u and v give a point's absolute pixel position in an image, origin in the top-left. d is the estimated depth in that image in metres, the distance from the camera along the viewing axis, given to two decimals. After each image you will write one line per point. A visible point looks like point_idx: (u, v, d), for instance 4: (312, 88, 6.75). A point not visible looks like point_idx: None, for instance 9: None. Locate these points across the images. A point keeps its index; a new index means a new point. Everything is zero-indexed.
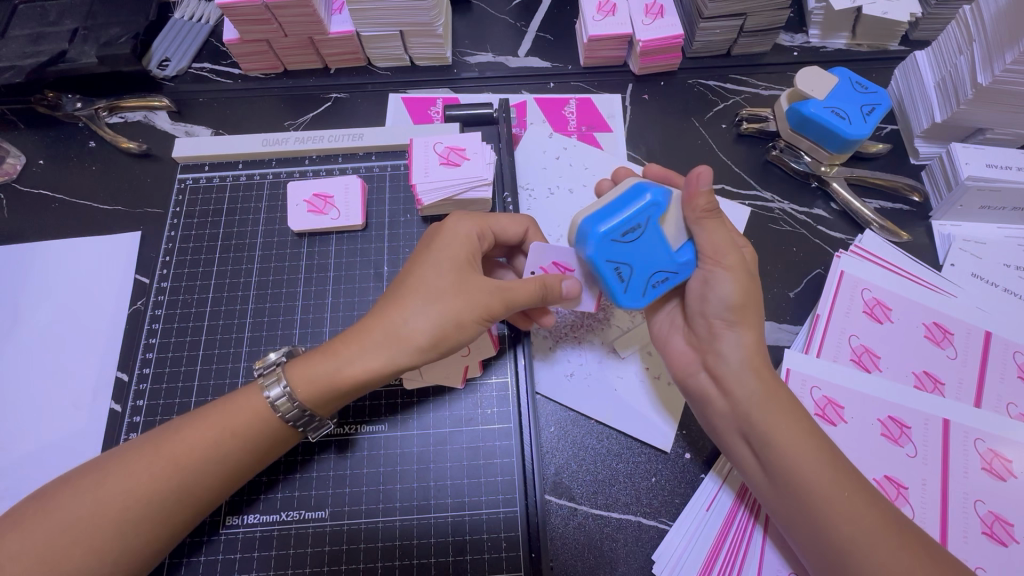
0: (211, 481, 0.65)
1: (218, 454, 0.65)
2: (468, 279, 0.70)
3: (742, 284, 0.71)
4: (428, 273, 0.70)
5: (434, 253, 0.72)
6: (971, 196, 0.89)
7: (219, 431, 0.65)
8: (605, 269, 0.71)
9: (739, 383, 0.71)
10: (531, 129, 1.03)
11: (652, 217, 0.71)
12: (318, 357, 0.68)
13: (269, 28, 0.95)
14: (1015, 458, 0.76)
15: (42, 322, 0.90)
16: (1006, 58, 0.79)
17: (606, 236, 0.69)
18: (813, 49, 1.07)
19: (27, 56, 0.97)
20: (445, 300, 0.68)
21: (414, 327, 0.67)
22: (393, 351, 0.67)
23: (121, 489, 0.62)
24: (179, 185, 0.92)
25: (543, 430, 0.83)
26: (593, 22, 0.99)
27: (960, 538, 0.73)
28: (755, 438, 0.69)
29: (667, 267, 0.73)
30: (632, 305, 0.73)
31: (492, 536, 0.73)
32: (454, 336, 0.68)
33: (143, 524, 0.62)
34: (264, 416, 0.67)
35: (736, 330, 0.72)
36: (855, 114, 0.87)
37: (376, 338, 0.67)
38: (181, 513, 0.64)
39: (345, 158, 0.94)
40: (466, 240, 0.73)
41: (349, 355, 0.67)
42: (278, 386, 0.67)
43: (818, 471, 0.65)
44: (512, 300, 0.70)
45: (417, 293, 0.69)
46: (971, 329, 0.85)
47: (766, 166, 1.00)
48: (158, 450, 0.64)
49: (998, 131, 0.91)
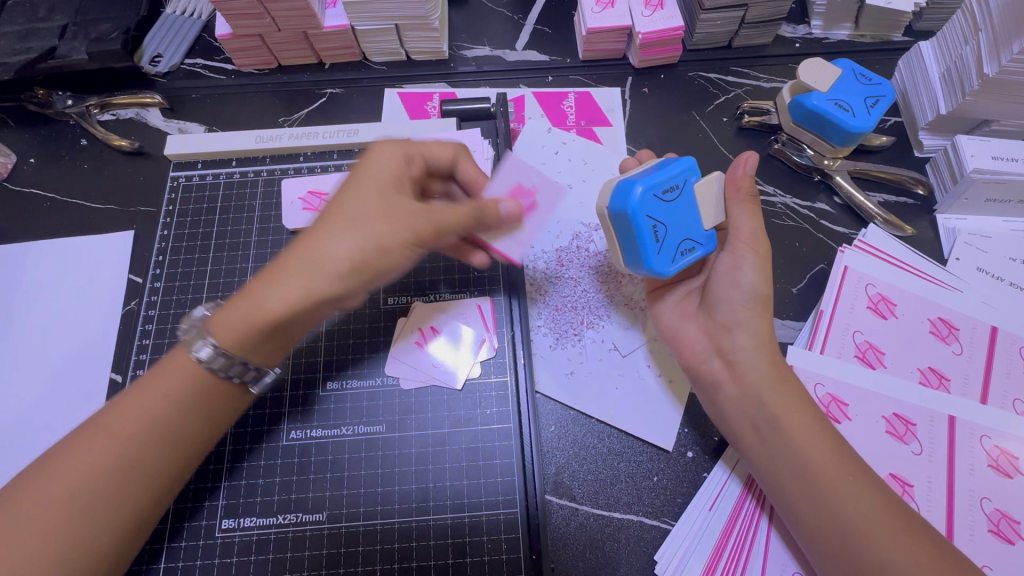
0: (146, 452, 0.61)
1: (153, 421, 0.61)
2: (396, 204, 0.64)
3: (767, 274, 0.73)
4: (352, 200, 0.64)
5: (357, 180, 0.66)
6: (976, 189, 0.87)
7: (152, 396, 0.62)
8: (643, 225, 0.67)
9: (755, 366, 0.71)
10: (529, 123, 1.01)
11: (688, 183, 0.71)
12: (236, 301, 0.63)
13: (261, 22, 0.93)
14: (1022, 455, 0.75)
15: (35, 323, 0.88)
16: (1013, 48, 0.77)
17: (648, 191, 0.67)
18: (815, 41, 1.06)
19: (16, 52, 0.95)
20: (370, 225, 0.62)
21: (337, 264, 0.61)
22: (310, 278, 0.60)
23: (63, 476, 0.58)
24: (171, 183, 0.91)
25: (544, 429, 0.82)
26: (592, 14, 0.98)
27: (966, 536, 0.72)
28: (764, 421, 0.69)
29: (696, 238, 0.72)
30: (663, 270, 0.69)
31: (491, 537, 0.72)
32: (376, 262, 0.62)
33: (97, 508, 0.59)
34: (193, 378, 0.63)
35: (755, 317, 0.73)
36: (859, 106, 0.85)
37: (291, 268, 0.61)
38: (131, 488, 0.60)
39: (340, 154, 0.92)
40: (388, 163, 0.68)
41: (264, 289, 0.61)
42: (205, 345, 0.62)
43: (824, 453, 0.66)
44: (441, 224, 0.65)
45: (339, 220, 0.63)
46: (977, 324, 0.83)
47: (768, 160, 0.98)
48: (97, 428, 0.61)
49: (1004, 122, 0.89)
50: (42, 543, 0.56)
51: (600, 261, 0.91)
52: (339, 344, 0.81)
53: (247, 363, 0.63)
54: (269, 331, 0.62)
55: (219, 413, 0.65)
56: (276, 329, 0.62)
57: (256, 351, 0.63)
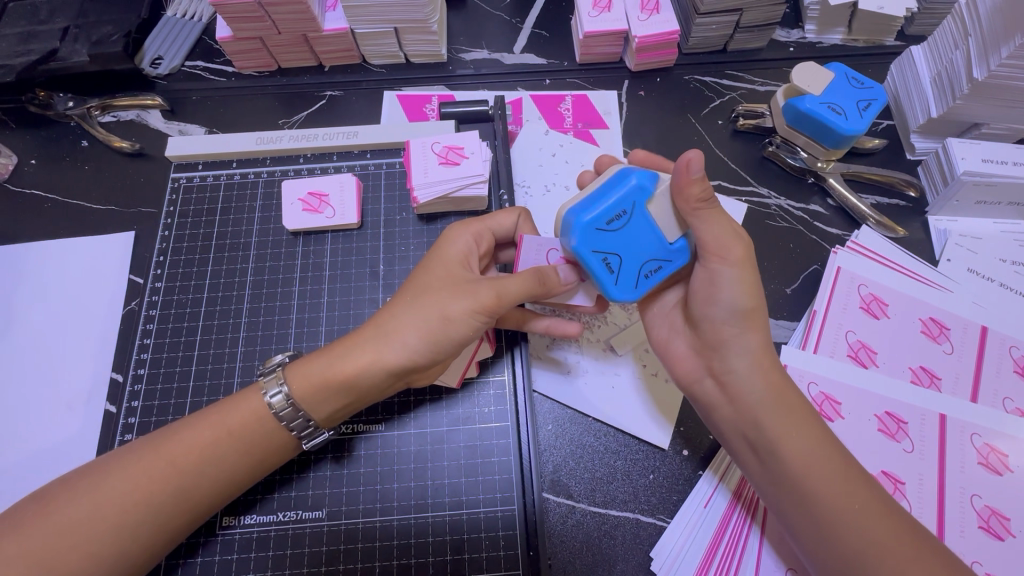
0: (205, 495, 0.65)
1: (206, 453, 0.65)
2: (461, 279, 0.70)
3: (747, 283, 0.67)
4: (423, 277, 0.71)
5: (428, 259, 0.73)
6: (967, 191, 0.88)
7: (214, 433, 0.66)
8: (593, 260, 0.67)
9: (750, 389, 0.68)
10: (527, 126, 1.02)
11: (637, 204, 0.68)
12: (315, 356, 0.69)
13: (262, 26, 0.94)
14: (1011, 453, 0.77)
15: (36, 323, 0.89)
16: (1002, 53, 0.79)
17: (591, 223, 0.66)
18: (809, 45, 1.07)
19: (18, 55, 0.96)
20: (437, 298, 0.68)
21: (403, 331, 0.67)
22: (383, 344, 0.67)
23: (117, 491, 0.62)
24: (173, 185, 0.91)
25: (541, 428, 0.83)
26: (589, 18, 0.99)
27: (957, 532, 0.73)
28: (763, 444, 0.67)
29: (658, 257, 0.69)
30: (624, 298, 0.69)
31: (489, 535, 0.73)
32: (443, 332, 0.67)
33: (139, 530, 0.62)
34: (262, 419, 0.67)
35: (742, 333, 0.68)
36: (851, 109, 0.87)
37: (367, 335, 0.68)
38: (176, 520, 0.64)
39: (340, 156, 0.93)
40: (455, 239, 0.74)
41: (343, 351, 0.68)
42: (278, 388, 0.68)
43: (829, 477, 0.63)
44: (506, 291, 0.68)
45: (409, 294, 0.70)
46: (968, 324, 0.85)
47: (762, 163, 0.99)
48: (158, 450, 0.65)
49: (994, 126, 0.91)
50: (81, 553, 0.60)
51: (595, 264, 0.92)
52: None
53: (310, 418, 0.68)
54: (336, 391, 0.67)
55: (267, 457, 0.68)
56: (348, 390, 0.68)
57: (326, 408, 0.68)
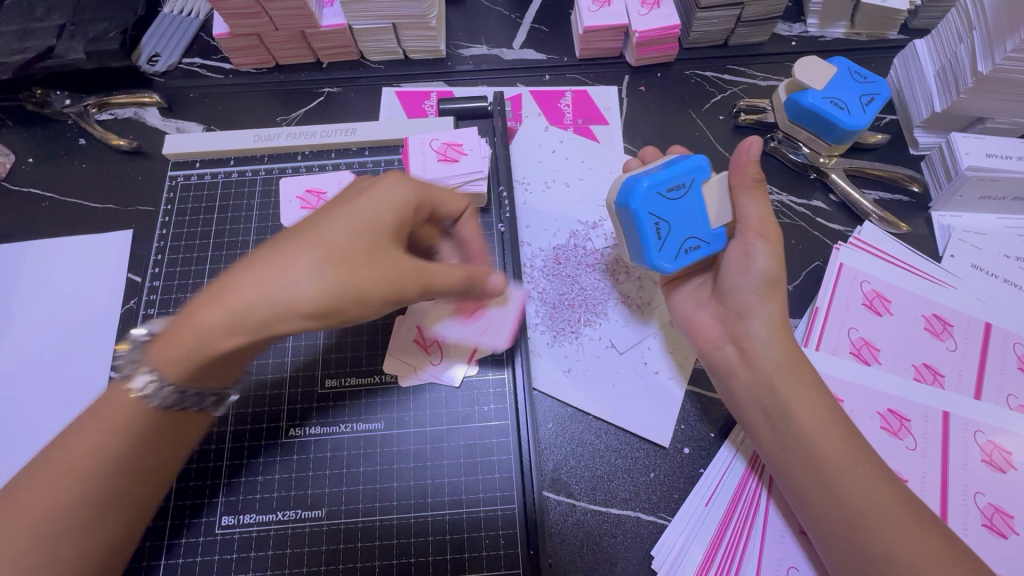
0: (125, 490, 0.59)
1: (109, 458, 0.58)
2: (375, 247, 0.59)
3: (778, 257, 0.74)
4: (324, 227, 0.59)
5: (337, 207, 0.61)
6: (971, 186, 0.88)
7: (109, 430, 0.58)
8: (646, 223, 0.73)
9: (767, 354, 0.74)
10: (526, 122, 1.01)
11: (695, 182, 0.74)
12: (183, 323, 0.57)
13: (258, 22, 0.93)
14: (1015, 450, 0.76)
15: (35, 323, 0.89)
16: (1007, 46, 0.78)
17: (653, 188, 0.72)
18: (811, 39, 1.06)
19: (14, 52, 0.95)
20: (332, 266, 0.57)
21: (294, 301, 0.56)
22: (268, 318, 0.55)
23: (30, 505, 0.55)
24: (170, 182, 0.91)
25: (541, 426, 0.82)
26: (588, 12, 0.98)
27: (960, 529, 0.72)
28: (776, 411, 0.71)
29: (701, 237, 0.75)
30: (662, 266, 0.74)
31: (490, 533, 0.73)
32: (343, 305, 0.57)
33: (66, 543, 0.56)
34: (144, 411, 0.59)
35: (766, 302, 0.75)
36: (855, 104, 0.86)
37: (246, 301, 0.55)
38: (109, 522, 0.58)
39: (338, 153, 0.92)
40: (377, 197, 0.62)
41: (217, 321, 0.55)
42: (145, 374, 0.57)
43: (837, 443, 0.68)
44: (431, 283, 0.62)
45: (301, 250, 0.57)
46: (971, 320, 0.84)
47: (764, 158, 0.98)
48: (48, 467, 0.57)
49: (998, 120, 0.90)
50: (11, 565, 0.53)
51: (599, 259, 0.91)
52: (341, 343, 0.82)
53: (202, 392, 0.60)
54: (223, 363, 0.59)
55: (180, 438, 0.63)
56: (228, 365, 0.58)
57: (215, 380, 0.61)
